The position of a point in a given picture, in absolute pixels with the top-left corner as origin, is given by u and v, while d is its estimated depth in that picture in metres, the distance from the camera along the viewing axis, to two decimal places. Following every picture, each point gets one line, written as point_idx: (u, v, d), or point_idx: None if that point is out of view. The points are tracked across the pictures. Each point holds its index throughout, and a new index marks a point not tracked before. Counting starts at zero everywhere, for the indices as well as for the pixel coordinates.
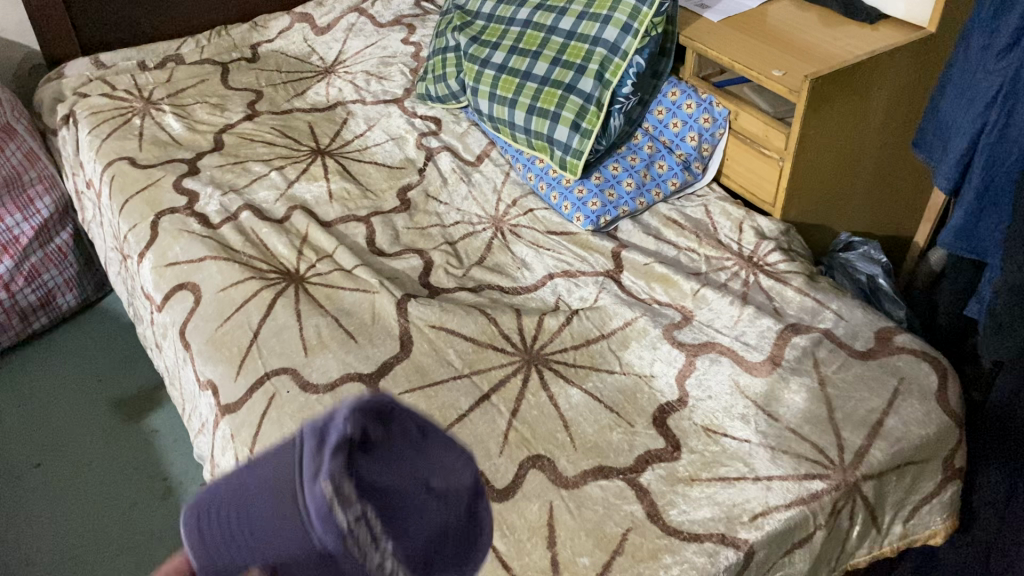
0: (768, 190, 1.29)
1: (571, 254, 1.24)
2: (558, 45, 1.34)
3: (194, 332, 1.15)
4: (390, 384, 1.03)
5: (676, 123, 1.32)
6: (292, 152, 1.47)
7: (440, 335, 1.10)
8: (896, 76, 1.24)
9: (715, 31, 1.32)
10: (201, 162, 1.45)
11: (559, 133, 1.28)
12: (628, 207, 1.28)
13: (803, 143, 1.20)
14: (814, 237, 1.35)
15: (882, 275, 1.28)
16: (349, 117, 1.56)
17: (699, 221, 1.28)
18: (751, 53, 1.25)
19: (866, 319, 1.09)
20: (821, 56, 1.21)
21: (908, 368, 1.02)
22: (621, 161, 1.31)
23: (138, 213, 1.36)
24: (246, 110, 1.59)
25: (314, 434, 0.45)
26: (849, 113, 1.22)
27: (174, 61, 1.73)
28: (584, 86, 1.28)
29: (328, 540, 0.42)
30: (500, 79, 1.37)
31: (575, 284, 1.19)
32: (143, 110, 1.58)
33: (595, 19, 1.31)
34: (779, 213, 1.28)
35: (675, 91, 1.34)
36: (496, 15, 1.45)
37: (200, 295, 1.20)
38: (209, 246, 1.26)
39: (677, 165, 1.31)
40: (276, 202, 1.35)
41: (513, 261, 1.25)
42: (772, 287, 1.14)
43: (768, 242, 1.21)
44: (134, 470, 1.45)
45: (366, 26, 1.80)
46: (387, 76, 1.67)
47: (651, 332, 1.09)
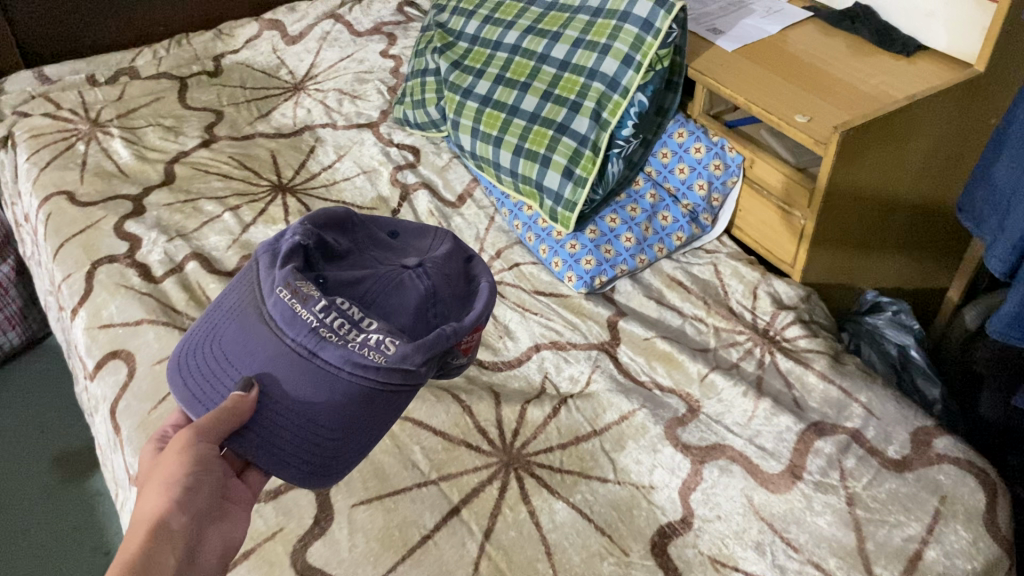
0: (788, 248, 1.13)
1: (561, 321, 1.08)
2: (550, 76, 1.17)
3: (125, 414, 1.01)
4: (343, 492, 0.88)
5: (683, 168, 1.16)
6: (251, 187, 1.31)
7: (405, 427, 0.95)
8: (938, 123, 1.08)
9: (731, 62, 1.15)
10: (148, 199, 1.29)
11: (549, 180, 1.12)
12: (626, 264, 1.12)
13: (829, 200, 1.04)
14: (836, 297, 1.19)
15: (915, 345, 1.13)
16: (316, 145, 1.40)
17: (707, 282, 1.12)
18: (772, 91, 1.09)
19: (900, 416, 0.94)
20: (854, 99, 1.05)
21: (951, 484, 0.87)
22: (620, 211, 1.15)
23: (73, 260, 1.20)
24: (204, 134, 1.43)
25: (267, 257, 0.88)
26: (882, 165, 1.06)
27: (127, 74, 1.56)
28: (578, 126, 1.12)
29: (298, 340, 0.80)
30: (483, 112, 1.20)
31: (564, 358, 1.04)
32: (89, 134, 1.42)
33: (593, 48, 1.14)
34: (800, 275, 1.13)
35: (682, 131, 1.17)
36: (481, 37, 1.28)
37: (134, 367, 1.05)
38: (147, 305, 1.11)
39: (683, 217, 1.15)
40: (228, 250, 1.20)
41: (494, 326, 1.09)
42: (792, 371, 0.99)
43: (786, 312, 1.06)
44: (74, 540, 1.30)
45: (342, 35, 1.64)
46: (362, 95, 1.51)
47: (651, 429, 0.93)
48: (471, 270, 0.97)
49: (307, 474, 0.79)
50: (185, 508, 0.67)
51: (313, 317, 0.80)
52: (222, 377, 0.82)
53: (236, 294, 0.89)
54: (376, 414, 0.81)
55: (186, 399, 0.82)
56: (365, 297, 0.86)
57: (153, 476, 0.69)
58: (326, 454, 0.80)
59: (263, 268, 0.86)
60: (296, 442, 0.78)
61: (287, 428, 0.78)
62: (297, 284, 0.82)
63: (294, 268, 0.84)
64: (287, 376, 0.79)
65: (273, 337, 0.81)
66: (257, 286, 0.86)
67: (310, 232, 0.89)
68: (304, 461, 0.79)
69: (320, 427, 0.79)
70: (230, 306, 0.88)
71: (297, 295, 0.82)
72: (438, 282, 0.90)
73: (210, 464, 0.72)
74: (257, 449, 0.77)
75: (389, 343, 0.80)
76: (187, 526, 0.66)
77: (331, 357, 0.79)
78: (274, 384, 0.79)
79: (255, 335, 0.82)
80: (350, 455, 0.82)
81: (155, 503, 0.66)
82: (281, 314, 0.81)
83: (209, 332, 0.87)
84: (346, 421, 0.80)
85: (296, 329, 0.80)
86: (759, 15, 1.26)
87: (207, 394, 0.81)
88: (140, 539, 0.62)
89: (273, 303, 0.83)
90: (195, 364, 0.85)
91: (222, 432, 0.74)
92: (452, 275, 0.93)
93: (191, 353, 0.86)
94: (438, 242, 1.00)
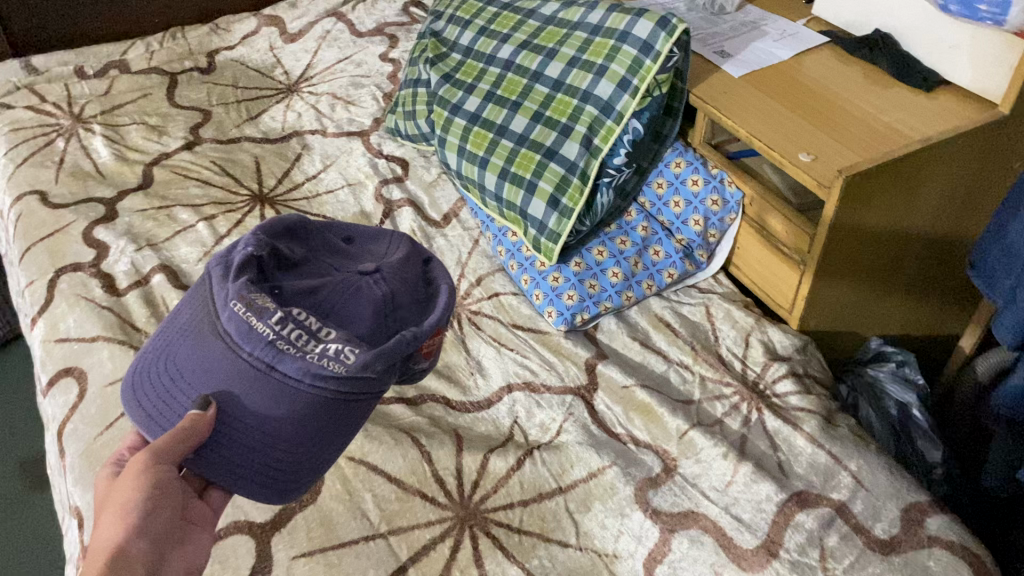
0: (786, 293, 1.05)
1: (537, 360, 1.01)
2: (543, 96, 1.10)
3: (71, 437, 0.96)
4: (284, 540, 0.82)
5: (678, 201, 1.09)
6: (228, 196, 1.25)
7: (359, 471, 0.88)
8: (956, 168, 0.99)
9: (736, 89, 1.08)
10: (121, 204, 1.24)
11: (534, 208, 1.05)
12: (611, 301, 1.05)
13: (831, 248, 0.96)
14: (836, 347, 1.11)
15: (917, 405, 1.06)
16: (303, 153, 1.34)
17: (697, 325, 1.05)
18: (777, 126, 1.01)
19: (892, 489, 0.86)
20: (864, 138, 0.97)
21: (941, 572, 0.79)
22: (608, 244, 1.09)
23: (38, 266, 1.15)
24: (188, 135, 1.38)
25: (217, 266, 0.81)
26: (890, 212, 0.98)
27: (117, 67, 1.51)
28: (568, 151, 1.05)
29: (253, 355, 0.74)
30: (471, 130, 1.14)
31: (537, 402, 0.97)
32: (70, 130, 1.38)
33: (588, 68, 1.07)
34: (797, 323, 1.05)
35: (679, 160, 1.09)
36: (475, 49, 1.21)
37: (85, 387, 1.00)
38: (106, 321, 1.06)
39: (675, 252, 1.08)
40: (198, 263, 1.15)
41: (466, 361, 1.02)
42: (779, 431, 0.92)
43: (779, 364, 0.99)
44: (32, 550, 1.25)
45: (343, 35, 1.58)
46: (356, 100, 1.44)
47: (620, 491, 0.86)
48: (430, 272, 0.93)
49: (269, 489, 0.74)
50: (146, 532, 0.65)
51: (268, 330, 0.74)
52: (176, 396, 0.75)
53: (188, 308, 0.82)
54: (337, 427, 0.76)
55: (143, 420, 0.76)
56: (322, 307, 0.80)
57: (109, 502, 0.67)
58: (286, 469, 0.74)
59: (215, 281, 0.79)
60: (257, 458, 0.73)
61: (245, 444, 0.73)
62: (250, 296, 0.75)
63: (247, 280, 0.77)
64: (245, 391, 0.73)
65: (227, 352, 0.74)
66: (209, 300, 0.79)
67: (264, 243, 0.83)
68: (264, 477, 0.74)
69: (280, 441, 0.74)
70: (181, 322, 0.81)
71: (250, 307, 0.75)
72: (396, 289, 0.84)
73: (170, 487, 0.69)
74: (218, 468, 0.73)
75: (348, 352, 0.74)
76: (145, 553, 0.64)
77: (289, 370, 0.73)
78: (231, 401, 0.73)
79: (207, 351, 0.76)
80: (312, 468, 0.76)
81: (113, 530, 0.64)
82: (235, 329, 0.75)
83: (160, 350, 0.80)
84: (307, 434, 0.74)
85: (251, 343, 0.74)
86: (771, 39, 1.18)
87: (162, 414, 0.75)
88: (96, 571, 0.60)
89: (226, 316, 0.76)
90: (150, 384, 0.78)
91: (183, 452, 0.69)
92: (411, 281, 0.88)
93: (144, 373, 0.80)
94: (394, 245, 0.96)
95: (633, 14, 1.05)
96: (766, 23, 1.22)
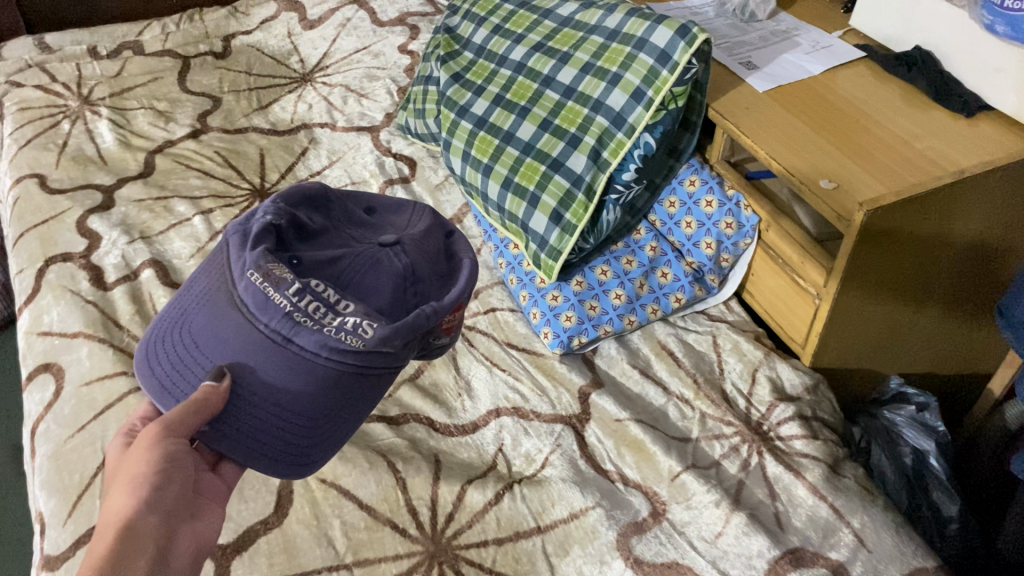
0: (799, 328, 0.98)
1: (529, 384, 0.96)
2: (553, 103, 1.04)
3: (42, 437, 0.93)
4: (243, 565, 0.78)
5: (690, 222, 1.02)
6: (228, 189, 1.21)
7: (329, 495, 0.84)
8: (994, 206, 0.90)
9: (759, 105, 1.01)
10: (119, 193, 1.21)
11: (536, 222, 1.00)
12: (612, 325, 0.99)
13: (848, 285, 0.89)
14: (850, 385, 1.04)
15: (934, 453, 0.99)
16: (309, 147, 1.30)
17: (702, 355, 0.98)
18: (798, 149, 0.94)
19: (896, 552, 0.79)
20: (892, 167, 0.90)
21: None
22: (613, 263, 1.03)
23: (28, 254, 1.12)
24: (195, 123, 1.34)
25: (236, 233, 0.77)
26: (916, 248, 0.90)
27: (131, 48, 1.48)
28: (575, 163, 0.99)
29: (270, 326, 0.70)
30: (477, 135, 1.08)
31: (524, 430, 0.92)
32: (76, 112, 1.35)
33: (602, 75, 1.01)
34: (809, 360, 0.98)
35: (694, 178, 1.02)
36: (488, 49, 1.16)
37: (63, 386, 0.97)
38: (89, 317, 1.03)
39: (684, 276, 1.02)
40: (190, 259, 1.11)
41: (455, 381, 0.97)
42: (779, 478, 0.86)
43: (785, 405, 0.92)
44: (16, 539, 1.22)
45: (363, 24, 1.53)
46: (370, 94, 1.39)
47: (602, 535, 0.81)
48: (452, 245, 0.90)
49: (283, 461, 0.72)
50: (156, 508, 0.63)
51: (286, 301, 0.70)
52: (191, 367, 0.72)
53: (204, 277, 0.78)
54: (354, 400, 0.73)
55: (155, 388, 0.74)
56: (341, 278, 0.77)
57: (119, 475, 0.65)
58: (301, 441, 0.72)
59: (231, 249, 0.75)
60: (269, 431, 0.71)
61: (261, 416, 0.71)
62: (268, 266, 0.71)
63: (265, 250, 0.73)
64: (260, 363, 0.70)
65: (244, 323, 0.71)
66: (226, 268, 0.75)
67: (282, 213, 0.78)
68: (278, 449, 0.72)
69: (295, 415, 0.71)
70: (198, 290, 0.77)
71: (268, 277, 0.71)
72: (416, 262, 0.81)
73: (181, 460, 0.66)
74: (230, 440, 0.70)
75: (367, 325, 0.70)
76: (158, 527, 0.62)
77: (307, 343, 0.70)
78: (247, 374, 0.70)
79: (223, 321, 0.72)
80: (327, 441, 0.74)
81: (123, 503, 0.61)
82: (252, 300, 0.71)
83: (176, 318, 0.76)
84: (324, 408, 0.72)
85: (269, 314, 0.70)
86: (802, 51, 1.10)
87: (177, 383, 0.73)
88: (108, 541, 0.58)
89: (242, 287, 0.72)
90: (166, 352, 0.74)
91: (196, 424, 0.66)
92: (431, 254, 0.84)
93: (160, 339, 0.77)
94: (417, 219, 0.92)
95: (652, 20, 0.99)
96: (799, 33, 1.14)
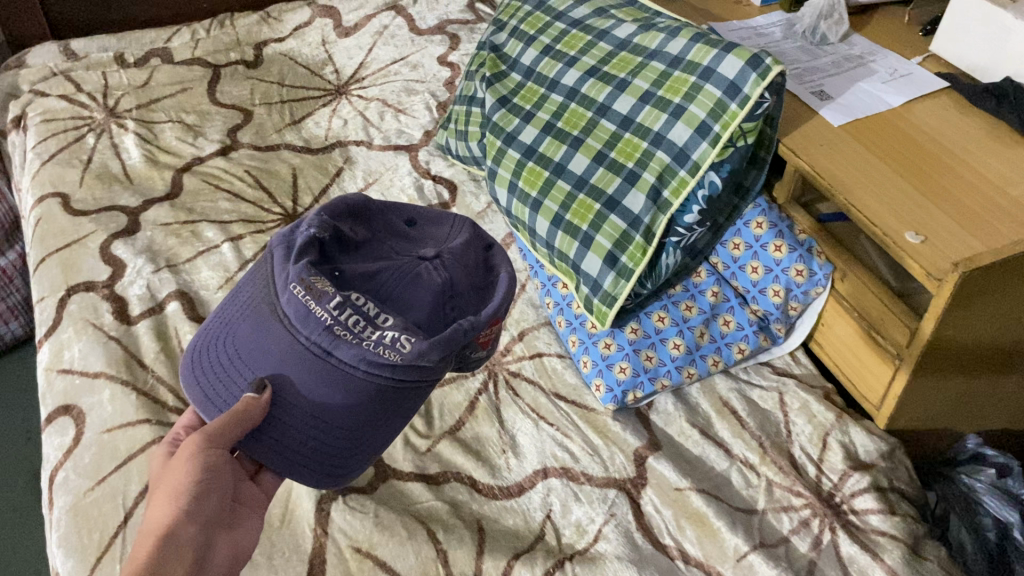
0: (874, 387, 0.90)
1: (579, 442, 0.89)
2: (609, 134, 0.97)
3: (59, 487, 0.86)
4: None
5: (756, 267, 0.94)
6: (259, 214, 1.15)
7: (364, 567, 0.77)
8: None
9: (834, 141, 0.92)
10: (145, 215, 1.15)
11: (588, 263, 0.92)
12: (669, 378, 0.92)
13: (935, 347, 0.81)
14: (921, 444, 0.97)
15: (1019, 524, 0.90)
16: (344, 167, 1.23)
17: (767, 414, 0.91)
18: (880, 193, 0.86)
19: None
20: (986, 219, 0.81)
21: None
22: (671, 308, 0.95)
23: (49, 281, 1.06)
24: (224, 139, 1.28)
25: (281, 245, 0.75)
26: (1010, 306, 0.81)
27: (159, 56, 1.42)
28: (632, 203, 0.92)
29: (311, 339, 0.69)
30: (525, 165, 1.01)
31: (575, 494, 0.85)
32: (102, 125, 1.29)
33: (663, 106, 0.93)
34: (884, 423, 0.90)
35: (761, 220, 0.94)
36: (538, 71, 1.09)
37: (82, 430, 0.91)
38: (112, 355, 0.97)
39: (749, 325, 0.94)
40: (218, 291, 1.05)
41: (499, 435, 0.91)
42: (856, 560, 0.78)
43: (860, 475, 0.85)
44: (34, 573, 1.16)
45: (400, 32, 1.46)
46: (408, 109, 1.32)
47: None
48: (490, 258, 0.84)
49: (321, 472, 0.71)
50: (196, 517, 0.61)
51: (326, 315, 0.68)
52: (233, 378, 0.71)
53: (250, 287, 0.76)
54: (393, 414, 0.71)
55: (199, 400, 0.72)
56: (380, 292, 0.74)
57: (160, 485, 0.63)
58: (340, 454, 0.71)
59: (276, 262, 0.74)
60: (309, 445, 0.69)
61: (300, 427, 0.69)
62: (310, 279, 0.70)
63: (309, 263, 0.72)
64: (299, 376, 0.68)
65: (285, 336, 0.69)
66: (271, 279, 0.73)
67: (327, 223, 0.76)
68: (315, 461, 0.70)
69: (333, 428, 0.69)
70: (243, 302, 0.76)
71: (310, 290, 0.70)
72: (456, 275, 0.77)
73: (221, 472, 0.65)
74: (270, 451, 0.68)
75: (405, 340, 0.68)
76: (197, 537, 0.61)
77: (345, 356, 0.68)
78: (287, 388, 0.69)
79: (265, 335, 0.71)
80: (366, 451, 0.72)
81: (164, 512, 0.60)
82: (294, 312, 0.69)
83: (220, 331, 0.75)
84: (362, 421, 0.70)
85: (309, 326, 0.69)
86: (879, 79, 1.01)
87: (219, 394, 0.71)
88: (147, 551, 0.56)
89: (285, 300, 0.70)
90: (209, 361, 0.73)
91: (236, 437, 0.65)
92: (471, 268, 0.80)
93: (204, 351, 0.75)
94: (456, 230, 0.86)
95: (720, 48, 0.90)
96: (874, 59, 1.05)
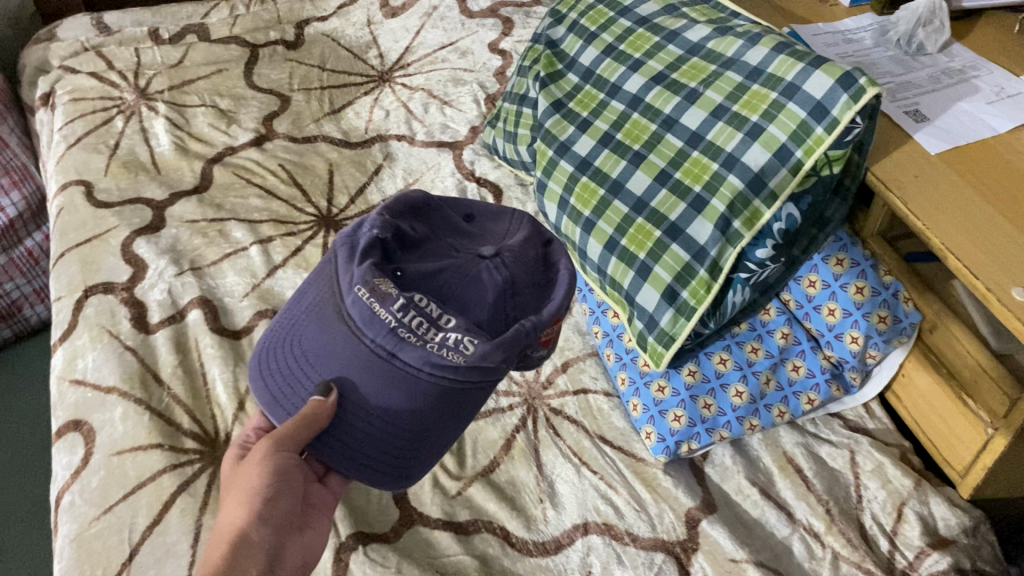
0: (959, 452, 0.80)
1: (625, 496, 0.80)
2: (675, 151, 0.86)
3: (65, 513, 0.79)
4: None
5: (833, 309, 0.85)
6: (291, 213, 1.08)
7: None
8: None
9: (931, 174, 0.81)
10: (171, 211, 1.08)
11: (644, 296, 0.83)
12: (729, 429, 0.84)
13: None
14: (1006, 513, 0.87)
15: None
16: (384, 164, 1.15)
17: (836, 475, 0.82)
18: (981, 237, 0.75)
19: None
20: None
21: None
22: (733, 349, 0.87)
23: (67, 280, 1.00)
24: (259, 127, 1.20)
25: (346, 244, 0.69)
26: None
27: (195, 33, 1.35)
28: (697, 231, 0.81)
29: (376, 341, 0.63)
30: (579, 181, 0.92)
31: (617, 557, 0.76)
32: (132, 107, 1.22)
33: (738, 124, 0.82)
34: (969, 493, 0.80)
35: (841, 257, 0.85)
36: (597, 73, 1.00)
37: (89, 449, 0.84)
38: (126, 369, 0.90)
39: (820, 372, 0.86)
40: (243, 299, 0.98)
41: (536, 481, 0.82)
42: None
43: (940, 555, 0.75)
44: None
45: (450, 14, 1.37)
46: (455, 101, 1.23)
47: None
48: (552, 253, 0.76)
49: (382, 476, 0.65)
50: (268, 520, 0.59)
51: (390, 317, 0.62)
52: (301, 380, 0.65)
53: (312, 290, 0.70)
54: (458, 416, 0.66)
55: (267, 401, 0.66)
56: (444, 291, 0.67)
57: (233, 485, 0.61)
58: (402, 460, 0.65)
59: (339, 262, 0.68)
60: (373, 447, 0.64)
61: (363, 430, 0.64)
62: (374, 280, 0.64)
63: (373, 263, 0.66)
64: (363, 379, 0.63)
65: (349, 338, 0.63)
66: (334, 280, 0.68)
67: (390, 223, 0.70)
68: (377, 463, 0.64)
69: (398, 432, 0.64)
70: (307, 303, 0.70)
71: (374, 292, 0.64)
72: (517, 273, 0.69)
73: (292, 474, 0.62)
74: (332, 455, 0.63)
75: (468, 342, 0.62)
76: (270, 539, 0.58)
77: (410, 359, 0.62)
78: (352, 392, 0.63)
79: (329, 337, 0.65)
80: (430, 452, 0.66)
81: (236, 515, 0.58)
82: (359, 315, 0.63)
83: (282, 334, 0.69)
84: (428, 425, 0.64)
85: (373, 329, 0.63)
86: (982, 99, 0.90)
87: (286, 398, 0.65)
88: (220, 555, 0.54)
89: (349, 301, 0.64)
90: (272, 361, 0.68)
91: (307, 438, 0.61)
92: (533, 263, 0.72)
93: (267, 353, 0.70)
94: (517, 225, 0.78)
95: (807, 63, 0.80)
96: (977, 74, 0.94)
